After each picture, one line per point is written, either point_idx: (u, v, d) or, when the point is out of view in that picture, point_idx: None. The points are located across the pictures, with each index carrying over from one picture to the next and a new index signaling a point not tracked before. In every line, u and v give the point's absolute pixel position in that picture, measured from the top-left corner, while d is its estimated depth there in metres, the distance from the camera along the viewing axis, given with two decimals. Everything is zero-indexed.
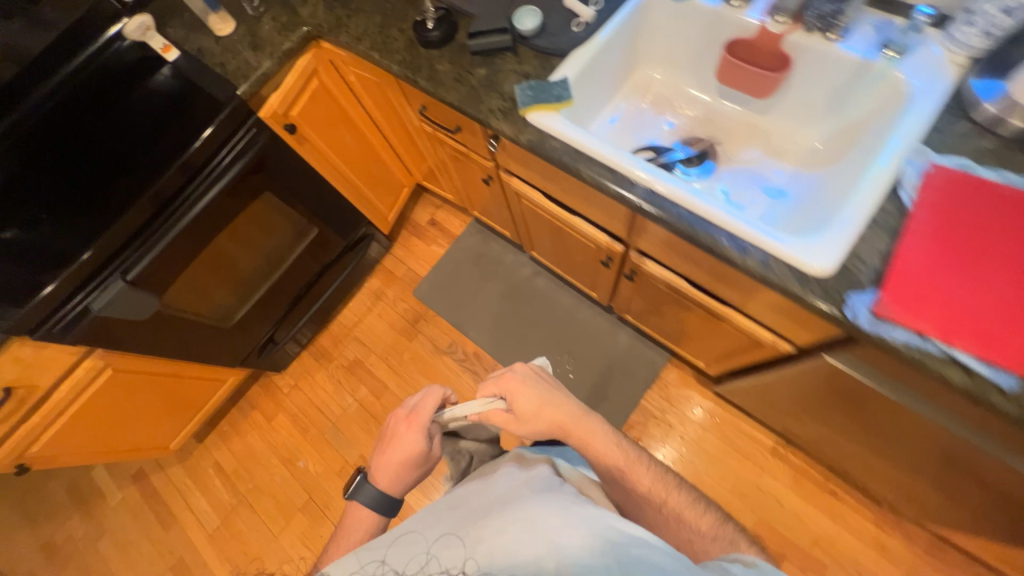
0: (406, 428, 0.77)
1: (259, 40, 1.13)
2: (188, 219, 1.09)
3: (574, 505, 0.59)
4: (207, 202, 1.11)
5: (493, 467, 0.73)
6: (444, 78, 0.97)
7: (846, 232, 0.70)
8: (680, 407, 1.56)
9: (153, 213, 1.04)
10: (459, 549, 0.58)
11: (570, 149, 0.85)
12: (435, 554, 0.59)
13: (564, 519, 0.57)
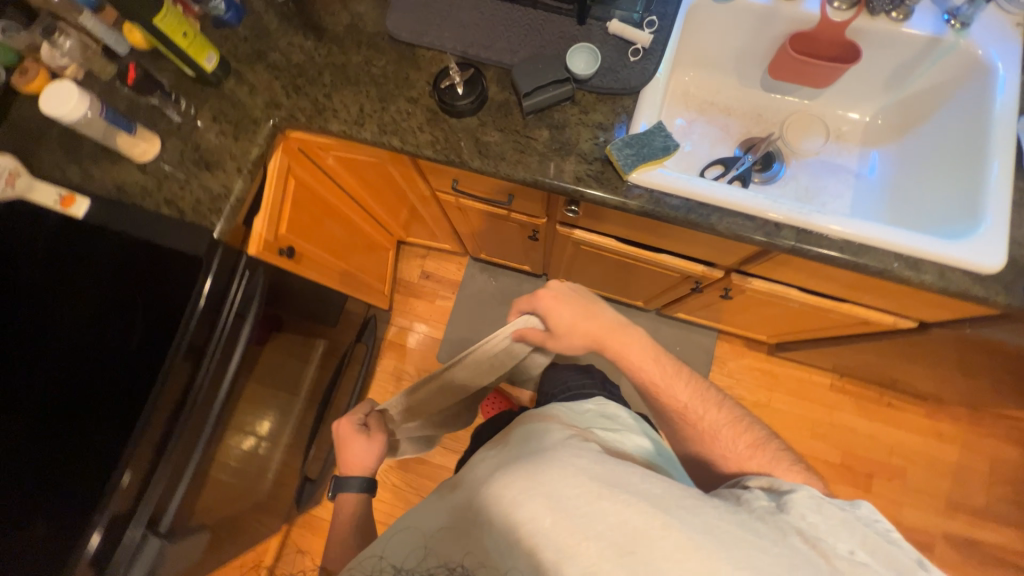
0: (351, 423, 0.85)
1: (211, 155, 0.83)
2: (215, 413, 0.79)
3: (560, 462, 0.54)
4: (234, 375, 0.81)
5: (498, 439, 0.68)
6: (500, 151, 0.79)
7: (1001, 221, 0.70)
8: (744, 378, 1.59)
9: (173, 411, 0.73)
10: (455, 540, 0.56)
11: (692, 203, 0.75)
12: (432, 547, 0.57)
13: (558, 484, 0.51)
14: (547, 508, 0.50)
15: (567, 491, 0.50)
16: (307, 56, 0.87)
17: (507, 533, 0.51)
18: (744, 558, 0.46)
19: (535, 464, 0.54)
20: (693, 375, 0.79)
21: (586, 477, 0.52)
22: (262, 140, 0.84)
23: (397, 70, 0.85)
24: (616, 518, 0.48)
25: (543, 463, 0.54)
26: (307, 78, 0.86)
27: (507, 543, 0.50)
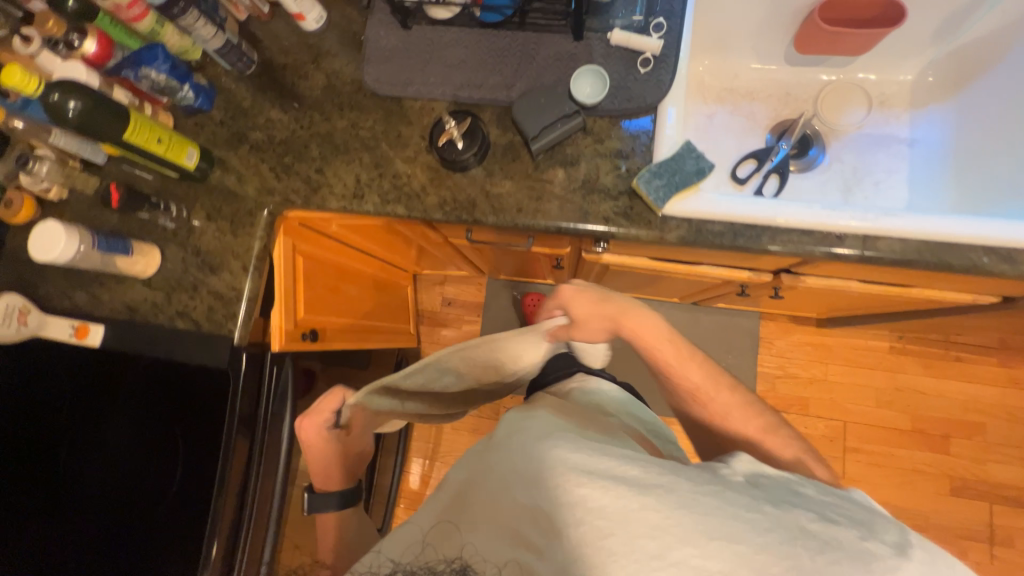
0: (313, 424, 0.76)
1: (213, 256, 0.79)
2: (273, 526, 0.75)
3: (549, 456, 0.51)
4: (285, 481, 0.77)
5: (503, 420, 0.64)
6: (514, 201, 0.72)
7: None
8: (795, 355, 1.51)
9: (230, 543, 0.69)
10: (455, 535, 0.52)
11: (738, 225, 0.67)
12: (431, 541, 0.52)
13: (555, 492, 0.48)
14: (539, 497, 0.49)
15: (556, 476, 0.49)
16: (289, 129, 0.81)
17: (501, 515, 0.51)
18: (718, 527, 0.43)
19: (527, 452, 0.54)
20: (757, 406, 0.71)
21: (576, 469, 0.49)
22: (263, 232, 0.79)
23: (387, 128, 0.78)
24: (602, 493, 0.46)
25: (533, 450, 0.54)
26: (293, 155, 0.80)
27: (505, 540, 0.49)
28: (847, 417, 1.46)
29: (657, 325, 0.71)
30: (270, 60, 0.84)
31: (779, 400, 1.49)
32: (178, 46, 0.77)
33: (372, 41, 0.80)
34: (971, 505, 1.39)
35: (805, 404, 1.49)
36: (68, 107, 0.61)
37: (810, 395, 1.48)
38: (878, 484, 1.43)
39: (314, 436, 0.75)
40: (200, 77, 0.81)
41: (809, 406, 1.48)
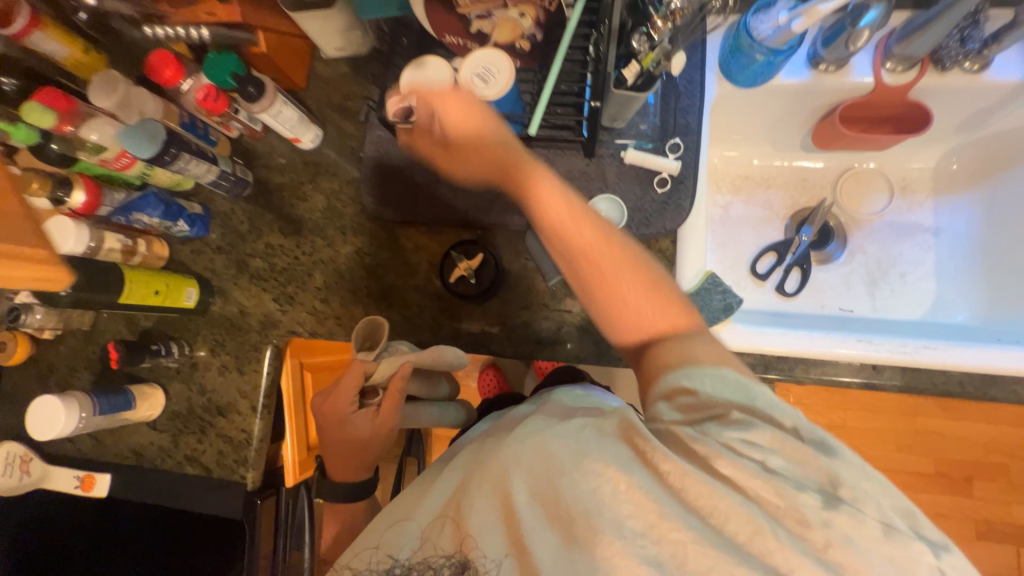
0: (331, 406, 0.65)
1: (221, 396, 0.76)
2: None
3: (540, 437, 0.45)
4: None
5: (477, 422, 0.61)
6: (531, 332, 0.70)
7: None
8: (813, 402, 1.48)
9: None
10: (449, 528, 0.46)
11: (771, 357, 0.64)
12: (428, 537, 0.47)
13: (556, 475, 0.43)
14: (538, 487, 0.43)
15: (553, 470, 0.43)
16: (291, 255, 0.77)
17: (492, 501, 0.44)
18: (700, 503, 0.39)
19: (522, 436, 0.46)
20: None
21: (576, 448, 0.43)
22: (270, 367, 0.76)
23: (394, 255, 0.74)
24: (593, 484, 0.41)
25: (528, 434, 0.46)
26: (298, 284, 0.77)
27: (501, 535, 0.43)
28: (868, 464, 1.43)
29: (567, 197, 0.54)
30: (267, 178, 0.80)
31: None
32: (169, 181, 0.73)
33: (369, 160, 0.75)
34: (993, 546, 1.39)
35: None
36: (63, 288, 0.60)
37: None
38: None
39: (336, 413, 0.64)
40: (193, 206, 0.77)
41: None
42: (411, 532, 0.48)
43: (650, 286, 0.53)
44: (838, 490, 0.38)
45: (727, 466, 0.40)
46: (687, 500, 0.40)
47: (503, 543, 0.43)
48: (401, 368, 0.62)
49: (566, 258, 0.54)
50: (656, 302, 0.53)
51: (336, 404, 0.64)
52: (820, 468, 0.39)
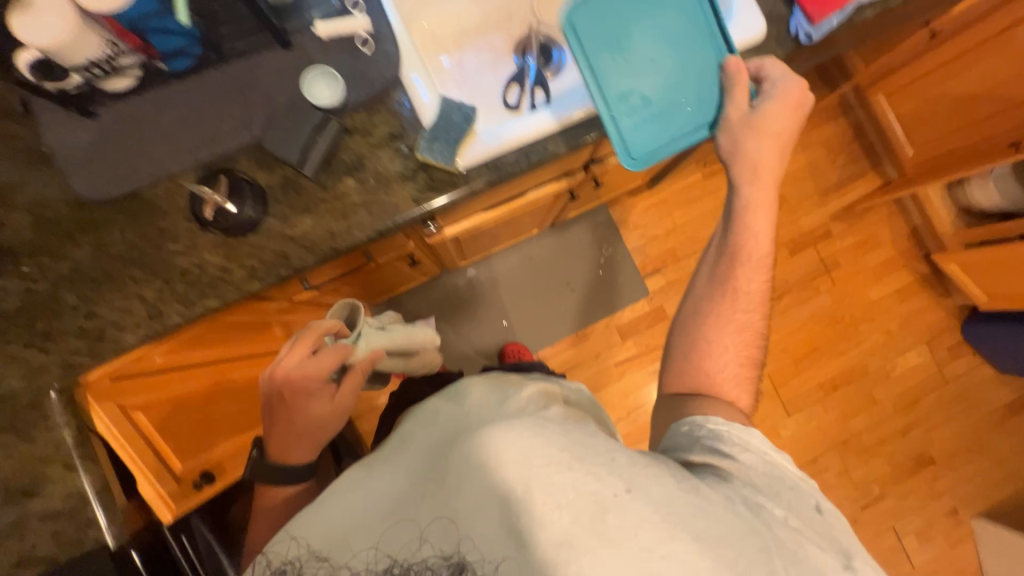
0: (285, 380, 0.65)
1: (17, 479, 0.62)
2: None
3: (543, 433, 0.57)
4: None
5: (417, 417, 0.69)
6: (323, 231, 0.69)
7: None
8: (650, 220, 1.71)
9: None
10: (449, 532, 0.56)
11: (525, 147, 0.73)
12: (424, 536, 0.58)
13: (559, 464, 0.54)
14: (529, 481, 0.53)
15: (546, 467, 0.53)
16: (21, 290, 0.65)
17: (477, 498, 0.54)
18: (703, 529, 0.52)
19: (502, 432, 0.56)
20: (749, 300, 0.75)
21: (567, 451, 0.55)
22: (68, 418, 0.66)
23: (143, 232, 0.67)
24: (591, 488, 0.53)
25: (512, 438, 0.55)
26: (46, 316, 0.65)
27: (500, 541, 0.53)
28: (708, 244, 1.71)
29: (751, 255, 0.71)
30: None
31: (659, 262, 1.69)
32: None
33: (61, 153, 0.65)
34: (806, 256, 1.76)
35: (677, 252, 1.69)
36: None
37: (675, 245, 1.70)
38: None
39: (298, 396, 0.66)
40: None
41: (679, 252, 1.70)
42: (407, 540, 0.58)
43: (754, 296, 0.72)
44: (821, 526, 0.58)
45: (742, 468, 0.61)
46: (682, 508, 0.53)
47: (501, 548, 0.53)
48: (375, 354, 0.71)
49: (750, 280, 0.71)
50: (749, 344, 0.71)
51: (287, 383, 0.65)
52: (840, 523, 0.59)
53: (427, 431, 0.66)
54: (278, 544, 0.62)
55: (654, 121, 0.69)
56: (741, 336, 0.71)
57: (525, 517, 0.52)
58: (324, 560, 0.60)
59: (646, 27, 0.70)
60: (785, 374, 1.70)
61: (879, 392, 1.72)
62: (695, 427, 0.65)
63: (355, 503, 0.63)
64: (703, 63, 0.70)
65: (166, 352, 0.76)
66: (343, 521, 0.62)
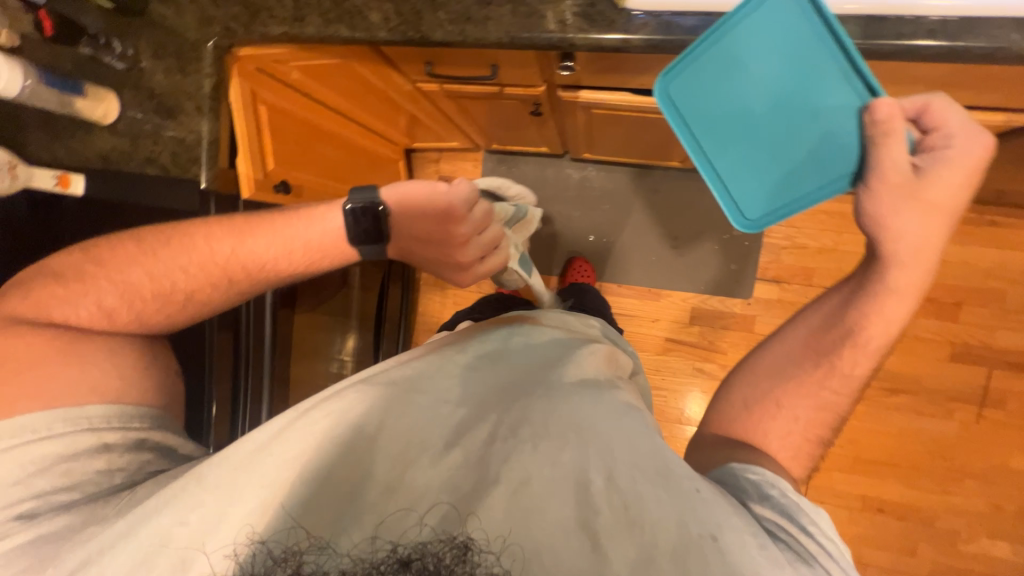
0: (429, 199, 0.70)
1: (169, 99, 0.77)
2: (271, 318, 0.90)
3: (626, 436, 0.54)
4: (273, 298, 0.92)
5: (480, 340, 0.71)
6: (462, 8, 0.65)
7: None
8: (808, 225, 1.41)
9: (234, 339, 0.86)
10: (495, 507, 0.47)
11: (714, 18, 0.59)
12: (472, 512, 0.47)
13: (659, 486, 0.49)
14: (611, 470, 0.50)
15: (633, 469, 0.50)
16: None
17: (549, 466, 0.50)
18: None
19: (586, 415, 0.57)
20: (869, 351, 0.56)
21: (661, 476, 0.50)
22: (212, 68, 0.76)
23: None
24: (681, 509, 0.47)
25: (604, 420, 0.56)
26: None
27: (561, 531, 0.46)
28: None
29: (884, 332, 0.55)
30: None
31: (784, 273, 1.43)
32: None
33: None
34: (968, 371, 1.37)
35: (813, 274, 1.42)
36: None
37: (817, 266, 1.41)
38: None
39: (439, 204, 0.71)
40: None
41: (816, 276, 1.42)
42: (440, 490, 0.48)
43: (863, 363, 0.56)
44: None
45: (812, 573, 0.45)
46: None
47: (571, 541, 0.45)
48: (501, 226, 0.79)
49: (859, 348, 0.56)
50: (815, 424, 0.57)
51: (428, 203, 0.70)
52: None
53: (488, 388, 0.61)
54: (273, 513, 0.46)
55: (761, 181, 0.58)
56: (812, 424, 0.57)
57: (604, 518, 0.47)
58: (326, 550, 0.44)
59: (747, 27, 0.54)
60: (836, 463, 1.45)
61: (929, 550, 1.41)
62: (752, 491, 0.51)
63: (396, 443, 0.52)
64: (821, 108, 0.54)
65: (301, 74, 0.90)
66: (379, 466, 0.50)
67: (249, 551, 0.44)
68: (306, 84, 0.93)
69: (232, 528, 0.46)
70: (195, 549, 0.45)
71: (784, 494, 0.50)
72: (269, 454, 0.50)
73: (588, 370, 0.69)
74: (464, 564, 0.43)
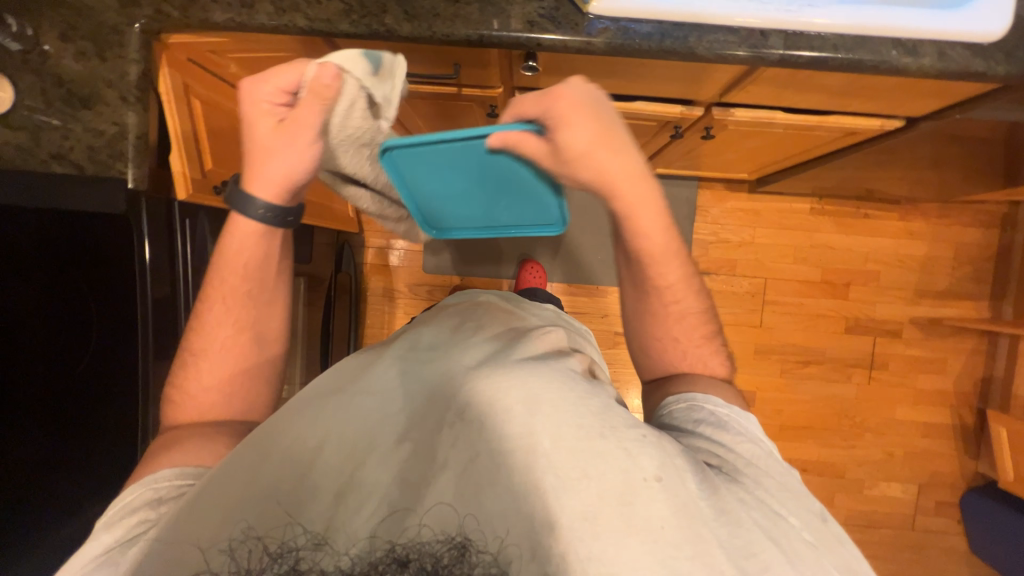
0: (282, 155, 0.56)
1: (82, 86, 0.68)
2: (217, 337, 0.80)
3: (574, 389, 0.49)
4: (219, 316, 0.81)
5: (436, 321, 0.66)
6: (428, 5, 0.65)
7: None
8: (728, 221, 1.59)
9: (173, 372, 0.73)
10: (450, 503, 0.44)
11: (664, 26, 0.65)
12: (428, 502, 0.44)
13: (605, 435, 0.45)
14: (562, 430, 0.45)
15: (581, 428, 0.45)
16: None
17: (495, 440, 0.45)
18: (728, 537, 0.43)
19: (538, 371, 0.50)
20: (683, 254, 0.67)
21: (611, 424, 0.46)
22: (139, 54, 0.68)
23: None
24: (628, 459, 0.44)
25: (549, 378, 0.49)
26: None
27: (518, 511, 0.42)
28: (768, 274, 1.59)
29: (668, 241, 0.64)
30: None
31: (712, 265, 1.59)
32: None
33: None
34: (859, 340, 1.61)
35: (736, 265, 1.59)
36: None
37: (738, 258, 1.59)
38: (788, 331, 1.61)
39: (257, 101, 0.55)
40: None
41: (738, 266, 1.59)
42: (388, 488, 0.46)
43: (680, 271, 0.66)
44: (822, 540, 0.46)
45: (751, 475, 0.50)
46: (725, 527, 0.44)
47: (522, 519, 0.42)
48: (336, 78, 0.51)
49: (655, 254, 0.64)
50: (675, 334, 0.67)
51: (275, 148, 0.56)
52: (837, 535, 0.47)
53: (436, 370, 0.54)
54: (229, 525, 0.43)
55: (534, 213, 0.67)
56: (676, 339, 0.67)
57: (550, 478, 0.43)
58: (323, 547, 0.41)
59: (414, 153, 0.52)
60: (766, 432, 1.62)
61: (843, 499, 1.62)
62: (683, 416, 0.58)
63: (346, 445, 0.49)
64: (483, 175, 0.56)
65: (239, 67, 0.84)
66: (330, 469, 0.47)
67: (246, 546, 0.41)
68: (244, 79, 0.88)
69: (211, 531, 0.43)
70: (190, 545, 0.42)
71: (715, 408, 0.57)
72: (229, 469, 0.47)
73: (549, 338, 0.62)
74: (462, 564, 0.39)
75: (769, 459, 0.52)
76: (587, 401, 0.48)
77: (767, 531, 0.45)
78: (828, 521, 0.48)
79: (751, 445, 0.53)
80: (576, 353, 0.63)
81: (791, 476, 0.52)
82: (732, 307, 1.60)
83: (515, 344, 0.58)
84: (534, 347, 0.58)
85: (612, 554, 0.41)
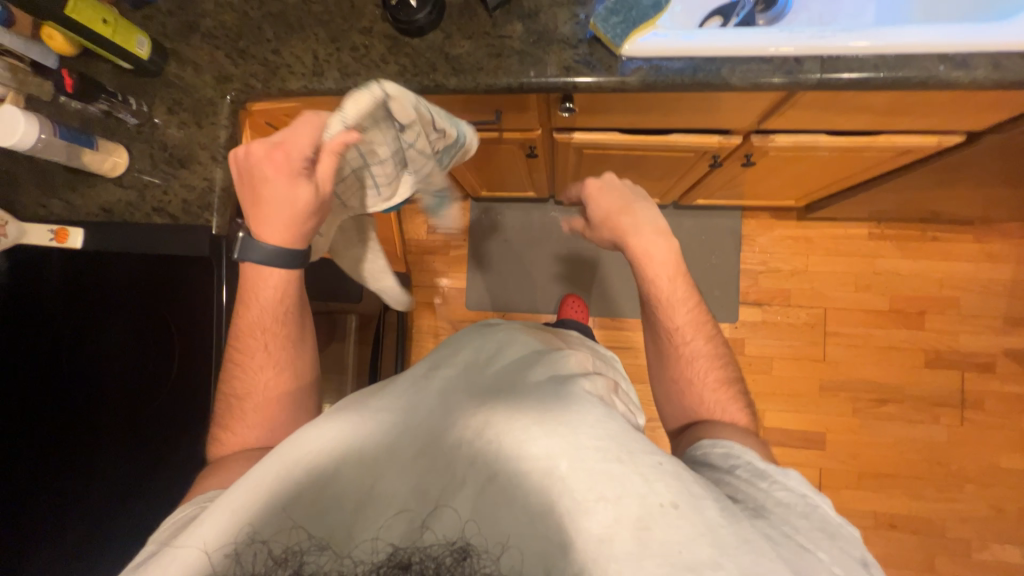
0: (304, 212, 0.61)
1: (181, 150, 0.79)
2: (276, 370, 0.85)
3: (588, 415, 0.51)
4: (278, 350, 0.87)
5: (455, 341, 0.69)
6: (473, 61, 0.72)
7: None
8: (777, 250, 1.53)
9: None
10: (455, 513, 0.46)
11: (696, 61, 0.68)
12: (436, 511, 0.46)
13: (620, 459, 0.47)
14: (579, 453, 0.47)
15: (599, 454, 0.47)
16: (239, 14, 0.79)
17: (513, 460, 0.48)
18: (750, 567, 0.43)
19: (560, 399, 0.53)
20: (703, 309, 0.73)
21: (626, 448, 0.48)
22: (228, 120, 0.79)
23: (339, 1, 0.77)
24: (643, 480, 0.46)
25: (573, 408, 0.52)
26: (247, 38, 0.78)
27: (527, 527, 0.45)
28: (827, 303, 1.50)
29: (675, 286, 0.72)
30: None
31: (763, 295, 1.52)
32: None
33: None
34: (942, 374, 1.45)
35: (789, 295, 1.51)
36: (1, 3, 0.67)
37: (791, 287, 1.51)
38: (856, 365, 1.48)
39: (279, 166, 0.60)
40: None
41: (791, 296, 1.51)
42: (402, 495, 0.48)
43: (700, 328, 0.73)
44: None
45: (783, 515, 0.50)
46: (755, 560, 0.43)
47: (527, 537, 0.45)
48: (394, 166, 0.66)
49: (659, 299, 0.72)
50: (696, 380, 0.71)
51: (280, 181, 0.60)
52: None
53: (453, 397, 0.56)
54: (236, 527, 0.45)
55: None
56: (698, 384, 0.71)
57: (563, 495, 0.46)
58: (327, 552, 0.45)
59: None
60: (840, 480, 1.45)
61: (944, 563, 1.40)
62: (719, 458, 0.59)
63: (360, 461, 0.50)
64: None
65: None
66: (345, 483, 0.49)
67: (250, 550, 0.44)
68: None
69: (219, 532, 0.45)
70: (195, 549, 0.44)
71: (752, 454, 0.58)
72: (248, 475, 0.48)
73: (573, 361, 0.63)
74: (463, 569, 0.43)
75: (807, 508, 0.51)
76: (601, 424, 0.50)
77: (799, 572, 0.44)
78: (870, 571, 0.47)
79: (786, 490, 0.53)
80: (598, 376, 0.62)
81: (836, 525, 0.51)
82: (788, 339, 1.51)
83: (530, 367, 0.60)
84: (557, 371, 0.60)
85: (626, 573, 0.42)
